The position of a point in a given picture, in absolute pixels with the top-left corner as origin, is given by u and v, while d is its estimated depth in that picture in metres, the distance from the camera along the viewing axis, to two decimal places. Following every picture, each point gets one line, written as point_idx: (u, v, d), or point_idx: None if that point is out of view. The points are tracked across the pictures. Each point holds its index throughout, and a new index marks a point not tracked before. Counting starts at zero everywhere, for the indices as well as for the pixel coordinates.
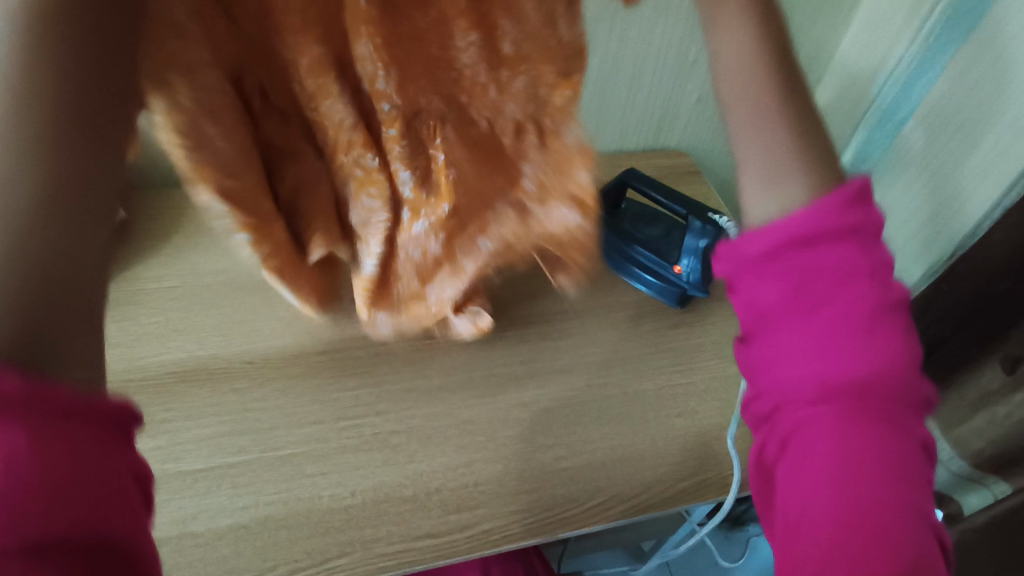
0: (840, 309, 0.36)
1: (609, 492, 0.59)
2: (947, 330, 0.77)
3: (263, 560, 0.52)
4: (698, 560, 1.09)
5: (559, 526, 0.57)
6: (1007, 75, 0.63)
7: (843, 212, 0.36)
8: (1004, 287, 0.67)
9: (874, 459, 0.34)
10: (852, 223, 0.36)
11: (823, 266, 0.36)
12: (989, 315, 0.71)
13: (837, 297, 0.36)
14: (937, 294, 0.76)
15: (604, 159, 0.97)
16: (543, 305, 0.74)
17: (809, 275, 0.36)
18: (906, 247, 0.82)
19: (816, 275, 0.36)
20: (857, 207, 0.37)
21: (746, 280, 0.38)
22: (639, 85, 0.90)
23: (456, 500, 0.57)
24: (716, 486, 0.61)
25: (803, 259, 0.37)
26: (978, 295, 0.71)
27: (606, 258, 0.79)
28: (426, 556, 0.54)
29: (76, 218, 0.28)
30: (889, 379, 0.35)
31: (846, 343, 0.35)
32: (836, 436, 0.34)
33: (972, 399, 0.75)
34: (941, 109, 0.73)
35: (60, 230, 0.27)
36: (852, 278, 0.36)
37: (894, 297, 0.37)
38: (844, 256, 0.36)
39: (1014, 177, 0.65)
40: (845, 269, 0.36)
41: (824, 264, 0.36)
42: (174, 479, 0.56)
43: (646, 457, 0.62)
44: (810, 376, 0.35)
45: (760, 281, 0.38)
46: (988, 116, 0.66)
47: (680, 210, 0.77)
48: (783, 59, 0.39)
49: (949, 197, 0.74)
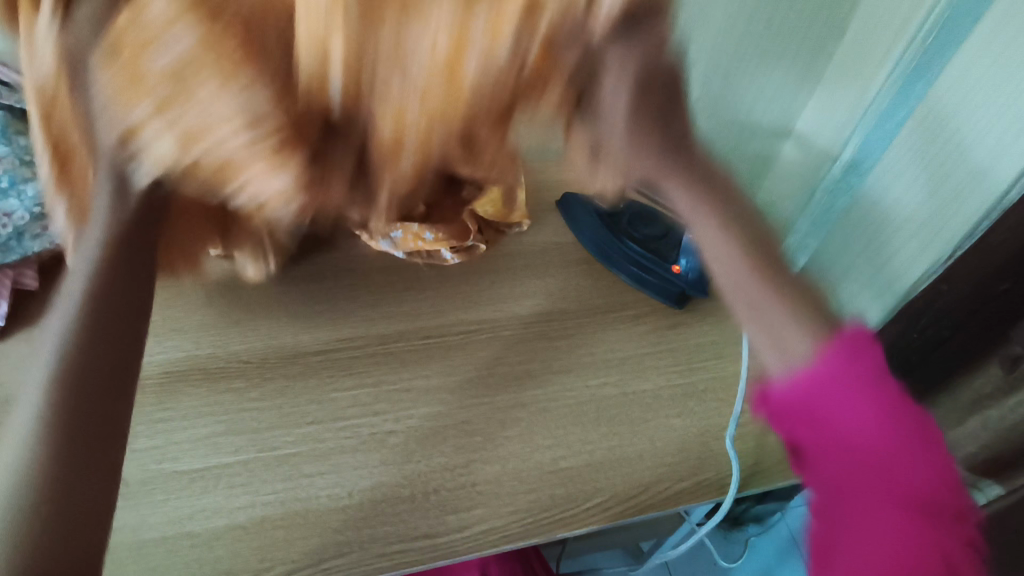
0: (892, 432, 0.41)
1: (608, 492, 0.59)
2: (947, 331, 0.75)
3: (262, 560, 0.52)
4: (698, 561, 1.10)
5: (558, 526, 0.57)
6: (1012, 73, 0.63)
7: (857, 357, 0.42)
8: (1004, 287, 0.68)
9: (906, 541, 0.39)
10: (856, 358, 0.42)
11: (840, 391, 0.41)
12: (989, 315, 0.70)
13: (857, 402, 0.41)
14: (936, 295, 0.75)
15: None
16: (541, 305, 0.74)
17: (852, 413, 0.41)
18: (900, 253, 0.80)
19: (834, 412, 0.41)
20: (858, 349, 0.43)
21: (805, 423, 0.42)
22: None
23: (455, 500, 0.57)
24: (714, 487, 0.61)
25: (825, 398, 0.42)
26: (979, 295, 0.70)
27: (605, 262, 0.78)
28: (424, 556, 0.54)
29: (80, 474, 0.39)
30: (939, 489, 0.40)
31: (869, 427, 0.41)
32: (889, 537, 0.39)
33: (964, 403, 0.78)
34: (937, 112, 0.72)
35: (68, 475, 0.39)
36: (883, 406, 0.41)
37: (898, 393, 0.43)
38: (840, 365, 0.42)
39: (1017, 176, 0.64)
40: (858, 382, 0.41)
41: (867, 401, 0.41)
42: (171, 479, 0.56)
43: (645, 457, 0.62)
44: (873, 466, 0.41)
45: (829, 417, 0.41)
46: (990, 114, 0.66)
47: (680, 211, 0.74)
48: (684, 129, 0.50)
49: (944, 200, 0.73)
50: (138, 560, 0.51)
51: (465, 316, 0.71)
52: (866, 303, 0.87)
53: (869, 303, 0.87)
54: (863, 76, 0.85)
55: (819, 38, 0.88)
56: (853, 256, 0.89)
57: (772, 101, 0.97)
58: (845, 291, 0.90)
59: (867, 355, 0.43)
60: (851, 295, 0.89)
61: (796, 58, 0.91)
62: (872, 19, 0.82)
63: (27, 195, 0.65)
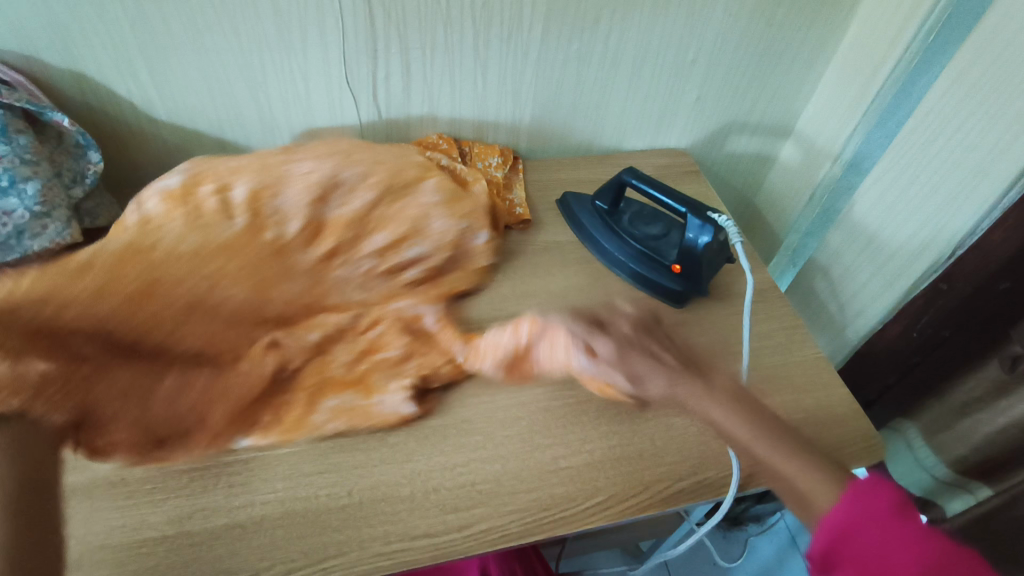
0: None
1: (607, 492, 0.59)
2: (947, 330, 0.76)
3: (261, 559, 0.52)
4: (696, 560, 1.07)
5: (559, 526, 0.57)
6: (1012, 71, 0.63)
7: (858, 493, 0.44)
8: (1004, 286, 0.69)
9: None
10: (859, 502, 0.43)
11: (863, 537, 0.42)
12: (989, 314, 0.71)
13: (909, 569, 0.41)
14: (937, 294, 0.75)
15: (602, 158, 0.98)
16: (540, 306, 0.74)
17: (865, 534, 0.42)
18: (897, 254, 0.80)
19: (875, 555, 0.42)
20: (863, 493, 0.44)
21: (838, 566, 0.43)
22: (638, 85, 0.90)
23: (454, 500, 0.57)
24: (715, 486, 0.61)
25: (840, 545, 0.43)
26: (979, 295, 0.71)
27: (605, 261, 0.80)
28: (423, 556, 0.54)
29: None
30: None
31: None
32: None
33: (954, 405, 0.80)
34: (936, 113, 0.72)
35: None
36: (880, 523, 0.42)
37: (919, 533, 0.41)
38: (867, 512, 0.43)
39: (1016, 175, 0.64)
40: (875, 521, 0.42)
41: (864, 524, 0.42)
42: (171, 478, 0.56)
43: (644, 457, 0.62)
44: None
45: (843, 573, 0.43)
46: (989, 113, 0.66)
47: (679, 209, 0.73)
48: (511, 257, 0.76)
49: (944, 200, 0.72)
50: (138, 559, 0.51)
51: (465, 315, 0.73)
52: (865, 303, 0.86)
53: (868, 303, 0.86)
54: (863, 76, 0.85)
55: (819, 39, 0.89)
56: (850, 255, 0.88)
57: (772, 101, 0.97)
58: (846, 290, 0.90)
59: (883, 496, 0.43)
60: (850, 295, 0.89)
61: (796, 59, 0.91)
62: (873, 19, 0.83)
63: (27, 194, 0.64)
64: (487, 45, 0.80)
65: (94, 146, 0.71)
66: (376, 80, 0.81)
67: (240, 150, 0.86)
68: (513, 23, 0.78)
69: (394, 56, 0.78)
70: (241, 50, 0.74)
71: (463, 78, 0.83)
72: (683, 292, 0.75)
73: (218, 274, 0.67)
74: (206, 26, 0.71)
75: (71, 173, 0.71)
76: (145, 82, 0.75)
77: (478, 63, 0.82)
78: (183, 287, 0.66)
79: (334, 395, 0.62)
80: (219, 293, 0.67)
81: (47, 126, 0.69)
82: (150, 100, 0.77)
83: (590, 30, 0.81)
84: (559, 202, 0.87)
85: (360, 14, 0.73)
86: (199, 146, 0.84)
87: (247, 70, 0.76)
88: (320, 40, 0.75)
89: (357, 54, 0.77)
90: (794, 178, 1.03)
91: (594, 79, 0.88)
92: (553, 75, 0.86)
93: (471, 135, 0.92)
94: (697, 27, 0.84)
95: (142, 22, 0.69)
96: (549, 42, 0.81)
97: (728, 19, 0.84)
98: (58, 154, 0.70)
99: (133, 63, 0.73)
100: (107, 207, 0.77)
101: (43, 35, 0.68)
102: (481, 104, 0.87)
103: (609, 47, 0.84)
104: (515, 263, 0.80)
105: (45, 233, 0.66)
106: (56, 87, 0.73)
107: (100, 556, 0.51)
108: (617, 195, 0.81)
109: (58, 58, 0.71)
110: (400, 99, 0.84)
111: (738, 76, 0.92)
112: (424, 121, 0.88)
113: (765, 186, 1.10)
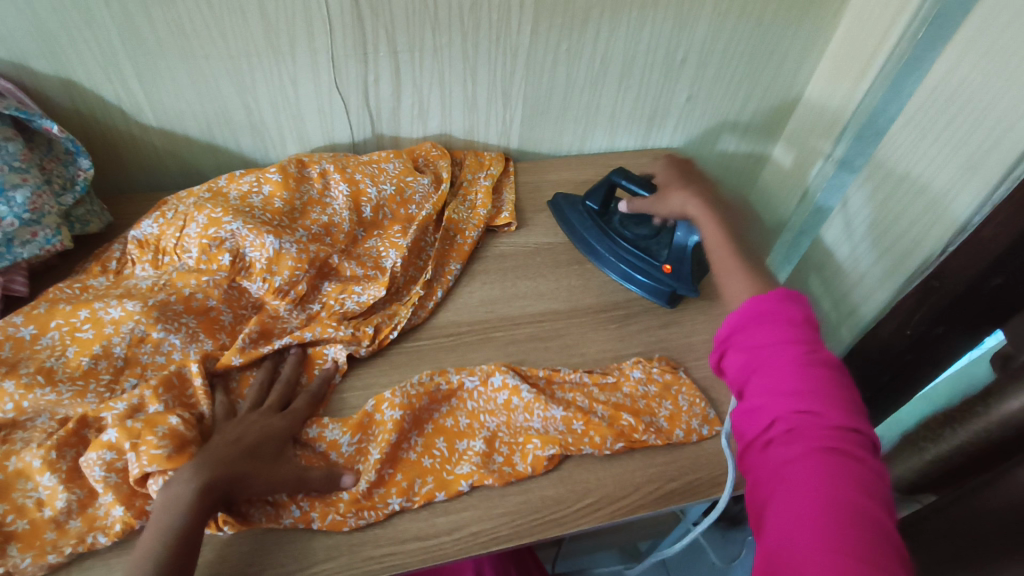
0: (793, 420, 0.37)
1: (599, 493, 0.59)
2: (939, 327, 0.73)
3: (251, 564, 0.52)
4: (694, 561, 1.07)
5: (548, 528, 0.56)
6: (1000, 69, 0.63)
7: (773, 303, 0.42)
8: (996, 283, 0.66)
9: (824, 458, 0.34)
10: (774, 307, 0.42)
11: (759, 327, 0.41)
12: (978, 305, 0.69)
13: (783, 365, 0.39)
14: (928, 291, 0.72)
15: (594, 159, 0.98)
16: (530, 307, 0.75)
17: (763, 328, 0.41)
18: (891, 252, 0.79)
19: (760, 346, 0.41)
20: (780, 303, 0.42)
21: (760, 357, 0.40)
22: (627, 85, 0.90)
23: (444, 503, 0.57)
24: (707, 485, 0.60)
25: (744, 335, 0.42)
26: (967, 293, 0.68)
27: (595, 258, 0.81)
28: (412, 559, 0.53)
29: None
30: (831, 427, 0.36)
31: (794, 396, 0.37)
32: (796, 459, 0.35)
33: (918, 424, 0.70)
34: (928, 106, 0.71)
35: None
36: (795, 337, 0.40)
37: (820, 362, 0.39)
38: (771, 311, 0.42)
39: (1006, 172, 0.64)
40: (780, 317, 0.41)
41: (776, 322, 0.41)
42: None
43: (635, 457, 0.62)
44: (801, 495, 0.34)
45: (758, 360, 0.40)
46: (979, 109, 0.66)
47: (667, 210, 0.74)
48: (473, 279, 0.78)
49: (937, 195, 0.72)
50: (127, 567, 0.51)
51: (457, 318, 0.73)
52: (859, 302, 0.86)
53: (861, 302, 0.86)
54: (855, 73, 0.85)
55: (807, 38, 0.89)
56: (844, 254, 0.88)
57: (763, 98, 0.97)
58: (838, 288, 0.90)
59: (791, 308, 0.42)
60: (844, 295, 0.89)
61: (786, 57, 0.91)
62: (864, 16, 0.83)
63: (16, 201, 0.64)
64: (476, 48, 0.80)
65: (83, 152, 0.71)
66: (366, 84, 0.81)
67: (231, 154, 0.86)
68: (502, 26, 0.78)
69: (383, 60, 0.78)
70: (230, 55, 0.74)
71: (452, 81, 0.83)
72: (674, 292, 0.75)
73: (161, 312, 0.63)
74: (194, 31, 0.71)
75: (61, 180, 0.71)
76: (134, 87, 0.75)
77: (467, 67, 0.82)
78: (126, 326, 0.61)
79: (317, 423, 0.60)
80: (163, 330, 0.62)
81: (37, 133, 0.70)
82: (140, 106, 0.77)
83: (579, 32, 0.81)
84: (553, 200, 0.87)
85: (348, 18, 0.73)
86: (191, 152, 0.84)
87: (237, 76, 0.77)
88: (310, 46, 0.75)
89: (346, 58, 0.77)
90: (787, 177, 1.02)
91: (584, 81, 0.88)
92: (543, 76, 0.86)
93: (462, 140, 0.92)
94: (686, 28, 0.84)
95: (130, 28, 0.70)
96: (538, 44, 0.81)
97: (717, 17, 0.84)
98: (48, 161, 0.70)
99: (120, 68, 0.73)
100: (97, 212, 0.76)
101: (30, 42, 0.68)
102: (471, 107, 0.88)
103: (598, 50, 0.84)
104: (505, 265, 0.80)
105: (36, 240, 0.67)
106: (45, 93, 0.74)
107: (89, 563, 0.51)
108: (608, 195, 0.81)
109: (46, 63, 0.71)
110: (390, 103, 0.84)
111: (729, 74, 0.92)
112: (415, 126, 0.88)
113: (759, 184, 1.11)
